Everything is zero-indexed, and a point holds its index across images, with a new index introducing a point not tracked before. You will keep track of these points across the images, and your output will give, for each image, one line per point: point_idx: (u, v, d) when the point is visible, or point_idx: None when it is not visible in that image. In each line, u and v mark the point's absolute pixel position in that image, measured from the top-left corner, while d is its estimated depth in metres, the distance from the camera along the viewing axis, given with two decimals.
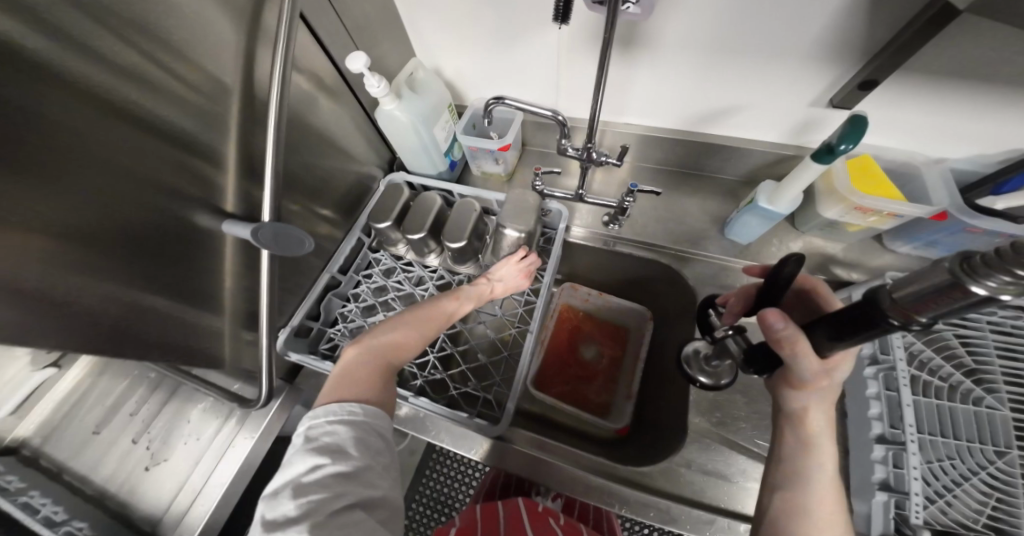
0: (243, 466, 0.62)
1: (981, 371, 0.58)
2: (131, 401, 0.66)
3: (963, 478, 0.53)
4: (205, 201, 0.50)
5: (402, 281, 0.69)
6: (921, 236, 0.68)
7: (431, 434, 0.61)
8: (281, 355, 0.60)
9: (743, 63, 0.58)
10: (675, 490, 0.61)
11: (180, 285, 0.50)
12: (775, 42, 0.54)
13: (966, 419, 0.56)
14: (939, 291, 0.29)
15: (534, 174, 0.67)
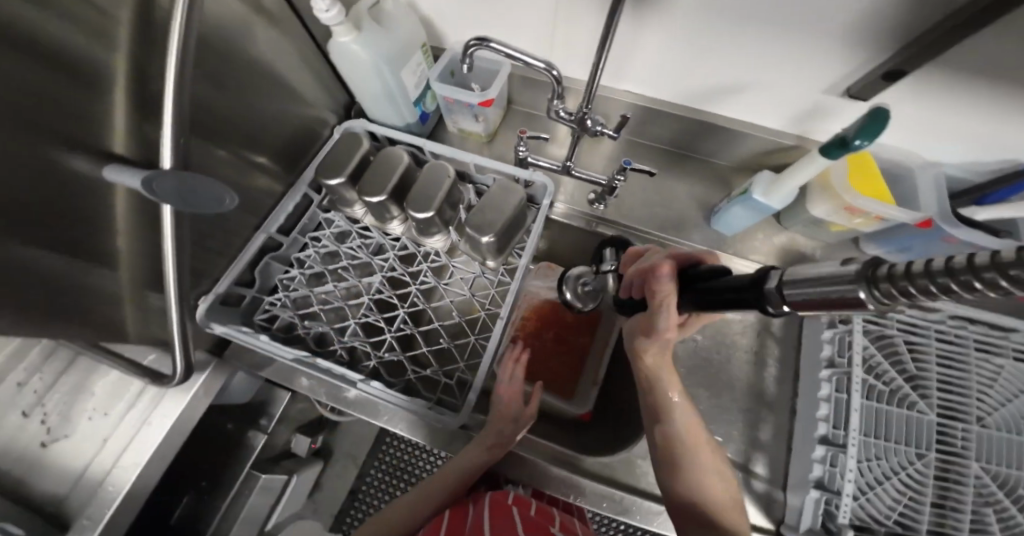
0: (162, 445, 0.53)
1: (918, 377, 0.57)
2: (18, 369, 0.54)
3: (884, 478, 0.53)
4: (82, 135, 0.38)
5: (357, 248, 0.59)
6: (896, 241, 0.63)
7: (383, 419, 0.58)
8: (203, 327, 0.51)
9: (758, 39, 0.51)
10: (632, 481, 0.59)
11: (56, 241, 0.39)
12: (798, 19, 0.47)
13: (899, 421, 0.55)
14: (830, 292, 0.25)
15: (518, 137, 0.58)
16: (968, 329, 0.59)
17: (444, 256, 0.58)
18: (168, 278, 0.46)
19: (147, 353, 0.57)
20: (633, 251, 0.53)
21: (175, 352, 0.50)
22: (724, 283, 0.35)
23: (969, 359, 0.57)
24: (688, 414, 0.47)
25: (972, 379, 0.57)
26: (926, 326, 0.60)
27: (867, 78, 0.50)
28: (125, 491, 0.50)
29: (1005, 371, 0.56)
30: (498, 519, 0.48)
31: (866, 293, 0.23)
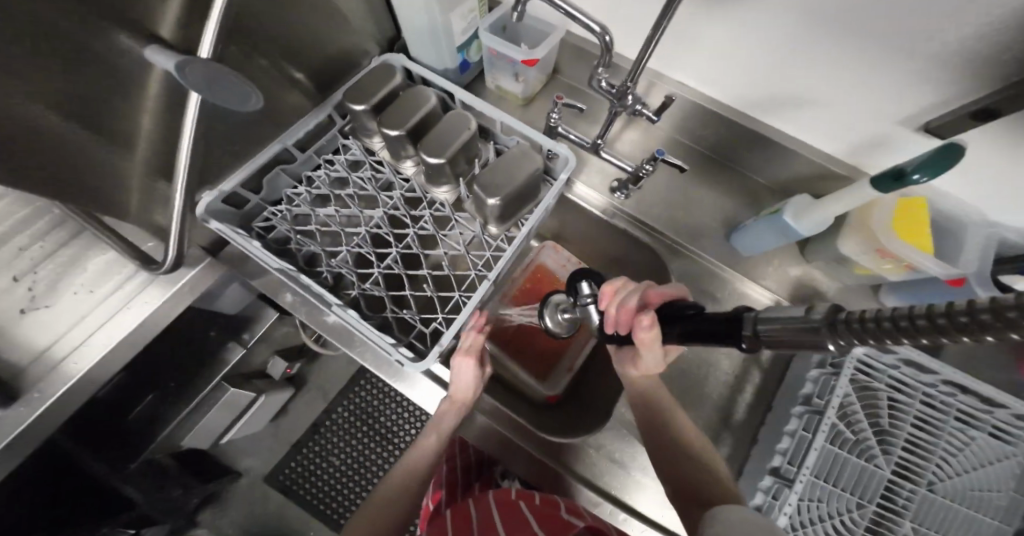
0: (138, 329, 0.54)
1: (887, 433, 0.56)
2: None
3: (820, 519, 0.53)
4: (128, 11, 0.37)
5: (367, 181, 0.58)
6: (918, 297, 0.59)
7: (356, 350, 0.61)
8: (200, 220, 0.50)
9: (843, 50, 0.46)
10: (580, 469, 0.60)
11: (81, 109, 0.39)
12: (901, 37, 0.42)
13: (853, 470, 0.54)
14: (800, 335, 0.25)
15: (554, 103, 0.54)
16: (955, 396, 0.57)
17: (448, 209, 0.56)
18: (179, 170, 0.44)
19: (147, 241, 0.57)
20: (604, 286, 0.47)
21: (168, 240, 0.50)
22: (701, 323, 0.35)
23: (943, 426, 0.56)
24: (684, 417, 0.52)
25: (940, 446, 0.55)
26: (915, 386, 0.57)
27: (950, 116, 0.45)
28: (84, 372, 0.51)
29: (977, 444, 0.55)
30: (507, 520, 0.48)
31: (830, 338, 0.23)
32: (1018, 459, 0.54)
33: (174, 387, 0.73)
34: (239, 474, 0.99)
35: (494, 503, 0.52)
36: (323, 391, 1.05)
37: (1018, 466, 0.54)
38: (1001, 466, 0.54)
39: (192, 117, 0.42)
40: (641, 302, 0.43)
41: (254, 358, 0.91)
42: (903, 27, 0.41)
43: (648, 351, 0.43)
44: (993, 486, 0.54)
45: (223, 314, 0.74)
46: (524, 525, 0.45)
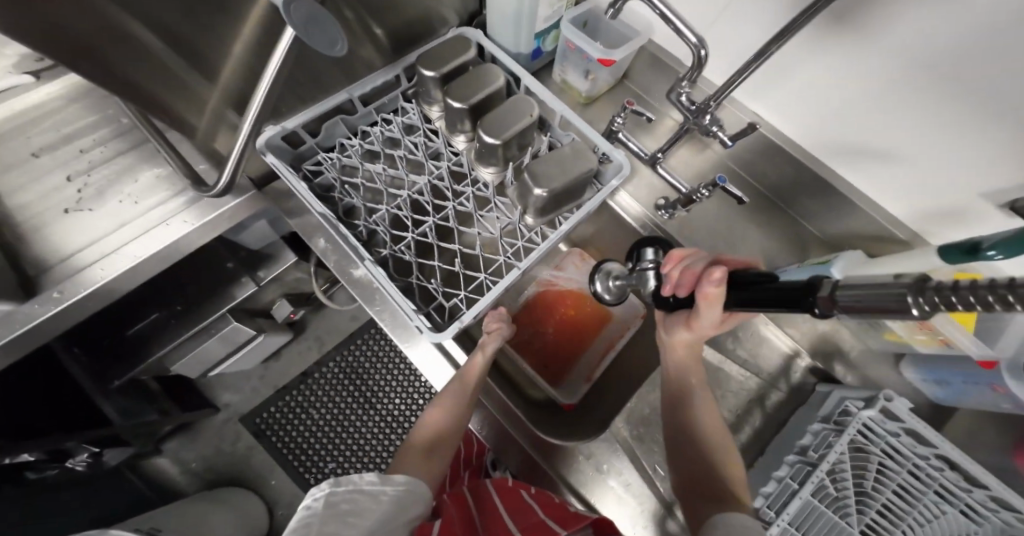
0: (166, 249, 0.53)
1: (863, 495, 0.57)
2: (89, 138, 0.57)
3: None
4: None
5: (418, 146, 0.58)
6: (939, 374, 0.57)
7: (374, 308, 0.61)
8: (258, 151, 0.51)
9: (944, 107, 0.44)
10: (563, 469, 0.60)
11: (175, 24, 0.40)
12: (1010, 107, 0.40)
13: (825, 524, 0.55)
14: (882, 301, 0.21)
15: (621, 107, 0.53)
16: (942, 470, 0.55)
17: (491, 191, 0.56)
18: (255, 103, 0.42)
19: (199, 162, 0.56)
20: (671, 251, 0.48)
21: (225, 163, 0.49)
22: (773, 286, 0.31)
23: (921, 497, 0.55)
24: (710, 407, 0.53)
25: (911, 514, 0.55)
26: (906, 456, 0.57)
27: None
28: (109, 279, 0.49)
29: (946, 518, 0.54)
30: (510, 506, 0.51)
31: (912, 301, 0.20)
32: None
33: (179, 309, 0.76)
34: (217, 409, 1.02)
35: (494, 491, 0.55)
36: (319, 342, 1.09)
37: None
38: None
39: (285, 50, 0.38)
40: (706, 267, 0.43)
41: (263, 296, 0.92)
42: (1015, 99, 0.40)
43: (706, 311, 0.41)
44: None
45: (245, 248, 0.76)
46: (532, 511, 0.49)
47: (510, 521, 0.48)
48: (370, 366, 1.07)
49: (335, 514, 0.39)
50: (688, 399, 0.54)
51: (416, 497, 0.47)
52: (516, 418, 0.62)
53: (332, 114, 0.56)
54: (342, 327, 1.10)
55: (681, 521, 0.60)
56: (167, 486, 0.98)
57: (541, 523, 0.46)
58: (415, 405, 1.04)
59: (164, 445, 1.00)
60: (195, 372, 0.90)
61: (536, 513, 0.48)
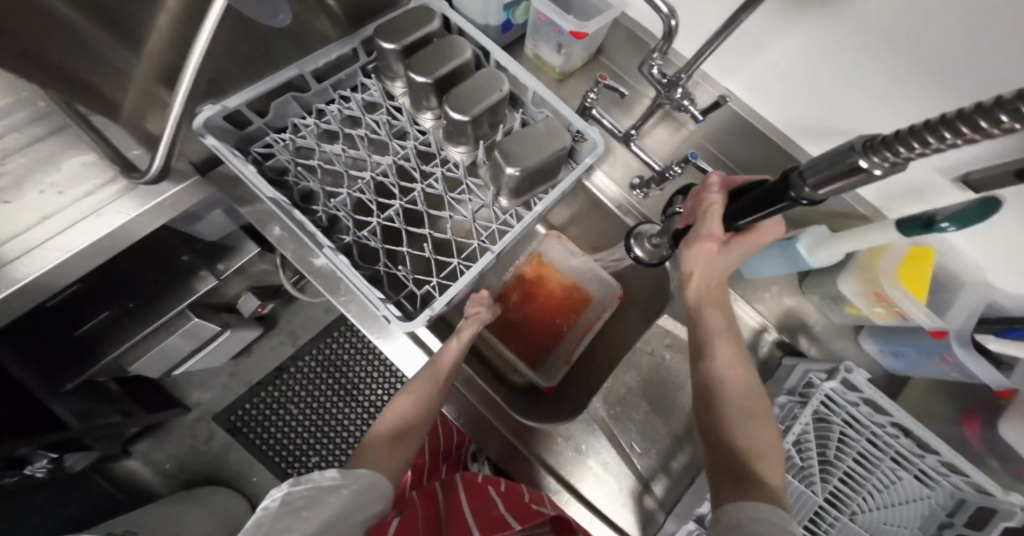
0: (102, 241, 0.47)
1: (827, 463, 0.61)
2: None
3: None
4: None
5: (381, 124, 0.54)
6: (893, 345, 0.61)
7: (341, 299, 0.58)
8: (196, 134, 0.46)
9: (906, 83, 0.45)
10: (543, 453, 0.60)
11: None
12: (968, 86, 0.41)
13: (793, 492, 0.59)
14: (846, 172, 0.25)
15: (595, 82, 0.52)
16: (897, 437, 0.59)
17: (462, 171, 0.53)
18: (184, 84, 0.36)
19: (132, 147, 0.49)
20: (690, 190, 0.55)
21: (157, 148, 0.43)
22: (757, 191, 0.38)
23: (878, 463, 0.60)
24: (727, 354, 0.50)
25: (871, 481, 0.59)
26: (865, 425, 0.61)
27: (997, 169, 0.43)
28: (34, 277, 0.44)
29: (902, 482, 0.58)
30: (475, 501, 0.51)
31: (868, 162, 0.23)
32: (932, 502, 0.58)
33: (132, 306, 0.69)
34: (188, 408, 0.98)
35: (461, 487, 0.55)
36: (293, 336, 1.04)
37: (928, 508, 0.58)
38: (915, 505, 0.58)
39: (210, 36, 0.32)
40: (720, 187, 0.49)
41: (225, 291, 0.87)
42: (973, 77, 0.40)
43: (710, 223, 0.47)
44: (902, 522, 0.59)
45: (201, 238, 0.70)
46: (493, 506, 0.49)
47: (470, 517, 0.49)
48: (348, 359, 1.03)
49: (290, 511, 0.36)
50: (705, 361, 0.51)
51: (378, 493, 0.44)
52: (484, 415, 0.60)
53: (282, 91, 0.51)
54: (317, 319, 1.05)
55: (658, 495, 0.61)
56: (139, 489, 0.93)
57: (501, 518, 0.46)
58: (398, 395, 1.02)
59: (133, 447, 0.94)
60: (156, 373, 0.84)
61: (499, 507, 0.48)
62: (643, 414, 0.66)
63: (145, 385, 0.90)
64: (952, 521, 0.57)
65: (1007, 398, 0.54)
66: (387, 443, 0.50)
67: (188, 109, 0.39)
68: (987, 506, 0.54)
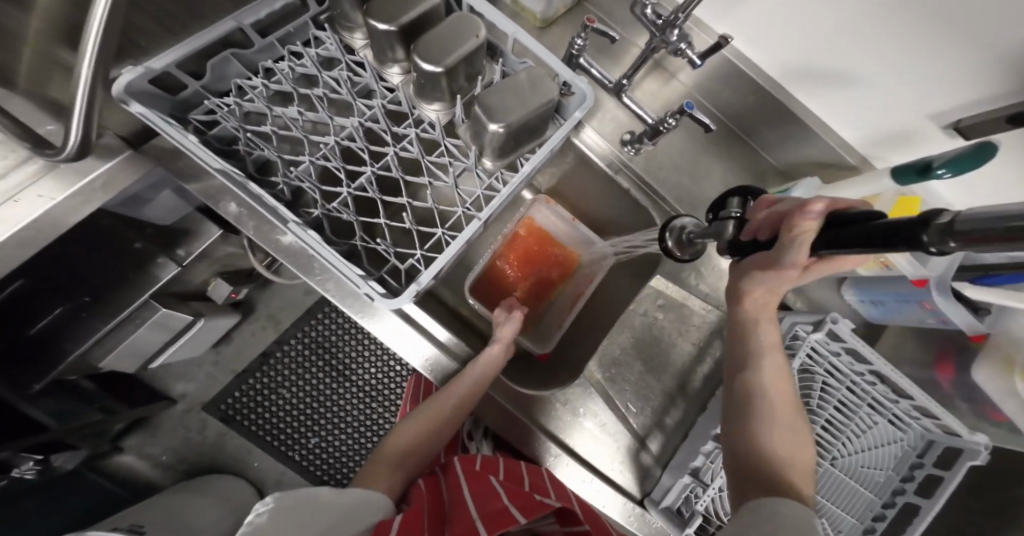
0: (29, 230, 0.42)
1: (811, 413, 0.63)
2: None
3: None
4: None
5: (340, 82, 0.48)
6: (873, 294, 0.62)
7: (314, 279, 0.54)
8: (118, 101, 0.39)
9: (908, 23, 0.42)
10: (542, 419, 0.60)
11: None
12: (972, 26, 0.38)
13: None
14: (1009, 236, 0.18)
15: (583, 26, 0.47)
16: (874, 384, 0.63)
17: (439, 131, 0.49)
18: (89, 42, 0.30)
19: (46, 122, 0.41)
20: (763, 197, 0.42)
21: (67, 120, 0.36)
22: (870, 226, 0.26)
23: (857, 410, 0.63)
24: (777, 364, 0.45)
25: (850, 426, 0.63)
26: (846, 374, 0.63)
27: (986, 116, 0.42)
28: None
29: (878, 427, 0.63)
30: (475, 488, 0.45)
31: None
32: (903, 444, 0.64)
33: (87, 301, 0.64)
34: (173, 400, 0.94)
35: (460, 470, 0.49)
36: (274, 320, 0.98)
37: (901, 449, 0.63)
38: (889, 448, 0.63)
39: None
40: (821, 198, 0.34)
41: (193, 277, 0.80)
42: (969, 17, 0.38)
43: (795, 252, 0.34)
44: (878, 465, 0.63)
45: (154, 221, 0.64)
46: (495, 498, 0.42)
47: (471, 507, 0.41)
48: (334, 338, 0.99)
49: (291, 512, 0.37)
50: (754, 363, 0.45)
51: (374, 506, 0.44)
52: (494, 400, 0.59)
53: (218, 47, 0.44)
54: (297, 301, 1.00)
55: (653, 452, 0.62)
56: (137, 482, 0.92)
57: (505, 510, 0.40)
58: (393, 369, 1.00)
59: (123, 442, 0.91)
60: (132, 368, 0.79)
61: (500, 499, 0.41)
62: (636, 374, 0.66)
63: (124, 380, 0.85)
64: (922, 460, 0.62)
65: (978, 341, 0.58)
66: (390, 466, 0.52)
67: (102, 74, 0.32)
68: (953, 446, 0.59)
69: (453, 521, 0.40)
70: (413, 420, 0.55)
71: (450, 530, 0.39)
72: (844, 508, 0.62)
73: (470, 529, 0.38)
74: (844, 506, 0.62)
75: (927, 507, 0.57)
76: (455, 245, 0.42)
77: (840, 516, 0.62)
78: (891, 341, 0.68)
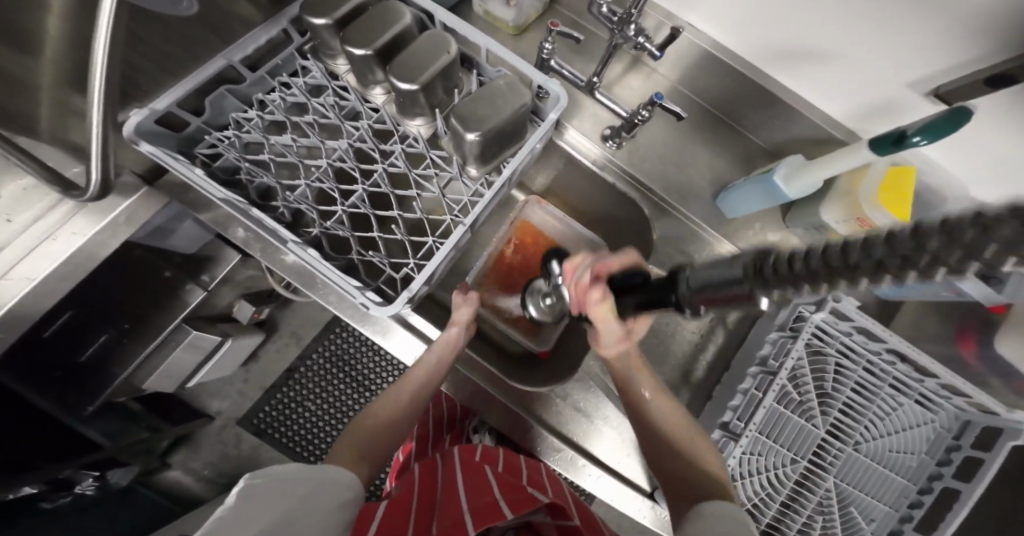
0: (66, 265, 0.48)
1: (828, 395, 0.62)
2: None
3: (763, 469, 0.60)
4: None
5: (329, 107, 0.51)
6: None
7: (318, 292, 0.58)
8: (129, 142, 0.42)
9: None
10: (545, 415, 0.61)
11: None
12: None
13: (794, 429, 0.61)
14: (728, 295, 0.23)
15: (549, 31, 0.48)
16: (894, 364, 0.61)
17: (423, 144, 0.51)
18: (94, 88, 0.33)
19: (71, 165, 0.47)
20: (566, 264, 0.51)
21: (88, 162, 0.40)
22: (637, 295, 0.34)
23: (878, 392, 0.62)
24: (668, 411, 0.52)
25: (872, 409, 0.62)
26: (861, 354, 0.62)
27: (967, 79, 0.41)
28: (9, 306, 0.45)
29: (903, 408, 0.61)
30: (469, 478, 0.47)
31: (754, 290, 0.21)
32: (937, 426, 0.61)
33: (127, 327, 0.69)
34: (211, 417, 0.99)
35: (457, 461, 0.51)
36: (296, 336, 1.03)
37: (934, 431, 0.62)
38: (921, 430, 0.62)
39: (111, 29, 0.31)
40: (594, 276, 0.43)
41: (218, 301, 0.86)
42: None
43: (605, 324, 0.43)
44: (910, 449, 0.62)
45: (179, 252, 0.69)
46: (487, 491, 0.43)
47: (462, 499, 0.43)
48: (351, 350, 1.03)
49: (260, 497, 0.38)
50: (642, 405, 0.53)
51: (343, 483, 0.46)
52: (482, 391, 0.62)
53: (214, 85, 0.47)
54: (314, 316, 1.05)
55: None
56: (182, 495, 0.98)
57: (494, 503, 0.40)
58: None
59: (171, 458, 0.97)
60: (171, 388, 0.85)
61: (492, 492, 0.43)
62: None
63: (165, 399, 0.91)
64: (959, 443, 0.60)
65: (998, 312, 0.56)
66: (362, 443, 0.53)
67: (109, 119, 0.36)
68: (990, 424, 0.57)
69: (441, 513, 0.42)
70: (383, 401, 0.57)
71: (441, 517, 0.41)
72: (873, 495, 0.62)
73: (458, 523, 0.39)
74: (875, 493, 0.62)
75: (968, 492, 0.55)
76: (446, 247, 0.44)
77: (869, 502, 0.61)
78: (909, 320, 0.65)
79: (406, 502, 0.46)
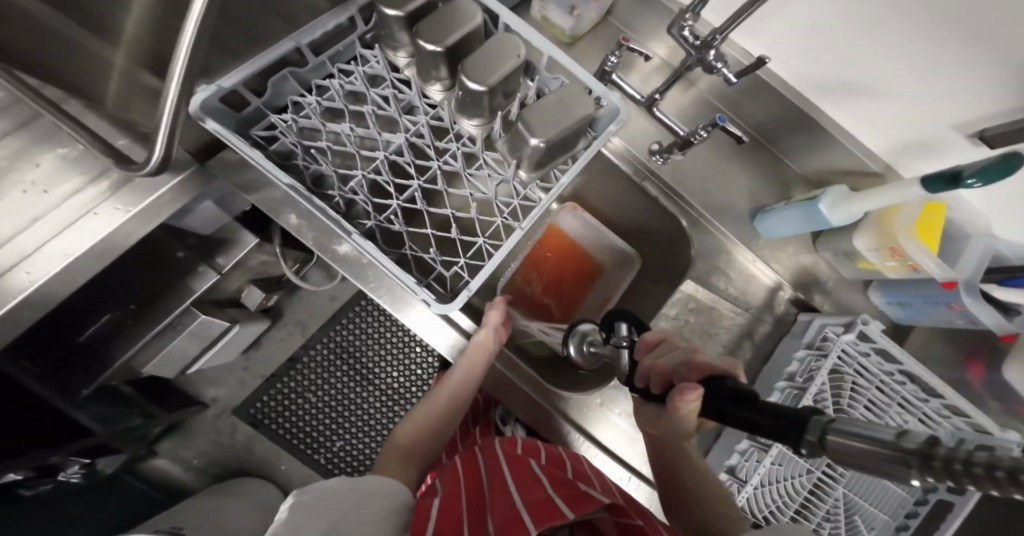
0: (104, 242, 0.46)
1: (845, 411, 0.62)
2: None
3: (782, 478, 0.61)
4: None
5: (388, 98, 0.51)
6: (902, 295, 0.62)
7: (370, 285, 0.57)
8: (193, 118, 0.42)
9: (933, 33, 0.43)
10: (578, 420, 0.62)
11: None
12: (998, 37, 0.39)
13: None
14: (874, 463, 0.20)
15: (618, 45, 0.50)
16: (903, 383, 0.62)
17: (478, 145, 0.51)
18: (173, 72, 0.33)
19: (118, 137, 0.45)
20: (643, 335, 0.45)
21: (152, 140, 0.39)
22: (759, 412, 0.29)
23: (888, 408, 0.61)
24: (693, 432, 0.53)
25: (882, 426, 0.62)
26: (875, 373, 0.62)
27: (1011, 125, 0.43)
28: (41, 283, 0.43)
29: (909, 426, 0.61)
30: (518, 471, 0.48)
31: (919, 476, 0.18)
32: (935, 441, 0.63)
33: (132, 307, 0.67)
34: (205, 405, 0.96)
35: (502, 456, 0.52)
36: (301, 326, 1.02)
37: None
38: None
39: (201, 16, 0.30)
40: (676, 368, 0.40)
41: (227, 285, 0.83)
42: (995, 29, 0.39)
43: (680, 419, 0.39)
44: None
45: (195, 231, 0.68)
46: (538, 489, 0.43)
47: (515, 497, 0.43)
48: (360, 343, 1.02)
49: (310, 506, 0.40)
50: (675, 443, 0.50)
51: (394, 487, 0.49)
52: (510, 383, 0.63)
53: (276, 66, 0.47)
54: (323, 307, 1.03)
55: None
56: (169, 484, 0.95)
57: (549, 501, 0.41)
58: (416, 374, 1.03)
59: (159, 446, 0.94)
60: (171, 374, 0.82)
61: (544, 490, 0.43)
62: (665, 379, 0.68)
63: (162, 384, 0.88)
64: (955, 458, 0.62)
65: (1007, 341, 0.59)
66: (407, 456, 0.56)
67: (180, 96, 0.35)
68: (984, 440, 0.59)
69: (494, 510, 0.42)
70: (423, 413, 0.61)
71: (494, 514, 0.42)
72: (877, 505, 0.64)
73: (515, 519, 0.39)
74: (876, 503, 0.64)
75: (962, 504, 0.59)
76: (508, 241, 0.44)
77: (874, 512, 0.63)
78: (919, 345, 0.68)
79: (456, 493, 0.47)
